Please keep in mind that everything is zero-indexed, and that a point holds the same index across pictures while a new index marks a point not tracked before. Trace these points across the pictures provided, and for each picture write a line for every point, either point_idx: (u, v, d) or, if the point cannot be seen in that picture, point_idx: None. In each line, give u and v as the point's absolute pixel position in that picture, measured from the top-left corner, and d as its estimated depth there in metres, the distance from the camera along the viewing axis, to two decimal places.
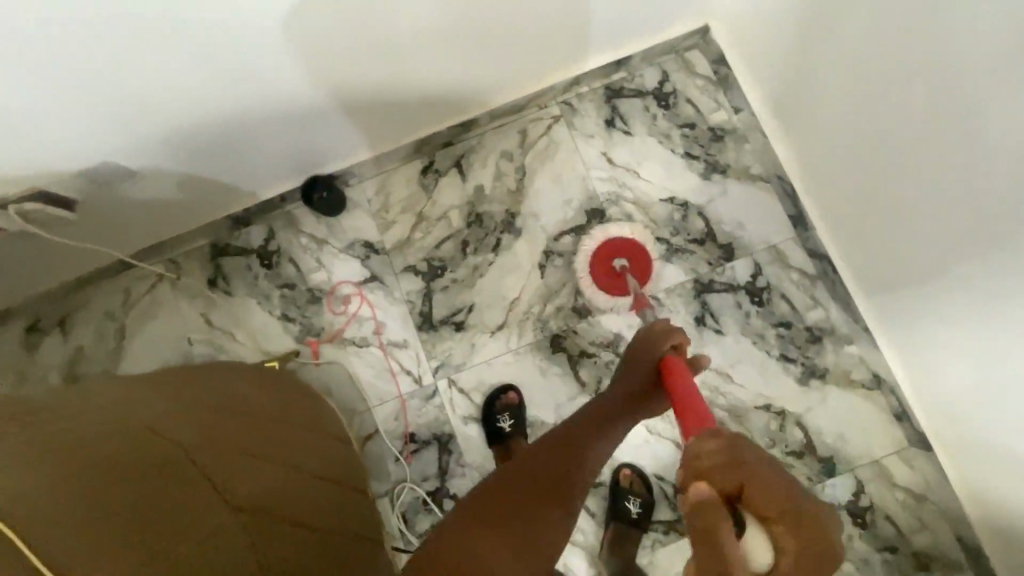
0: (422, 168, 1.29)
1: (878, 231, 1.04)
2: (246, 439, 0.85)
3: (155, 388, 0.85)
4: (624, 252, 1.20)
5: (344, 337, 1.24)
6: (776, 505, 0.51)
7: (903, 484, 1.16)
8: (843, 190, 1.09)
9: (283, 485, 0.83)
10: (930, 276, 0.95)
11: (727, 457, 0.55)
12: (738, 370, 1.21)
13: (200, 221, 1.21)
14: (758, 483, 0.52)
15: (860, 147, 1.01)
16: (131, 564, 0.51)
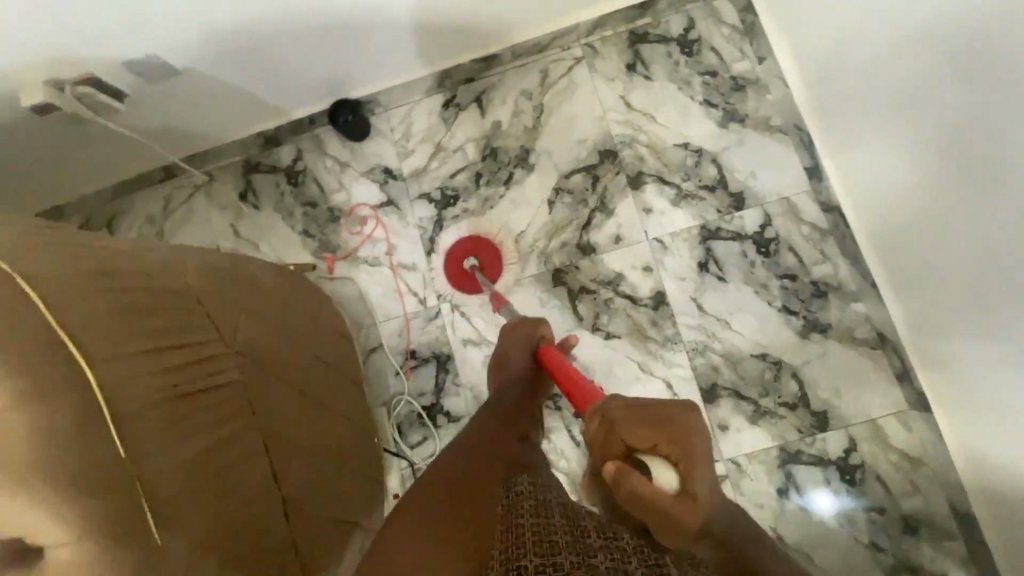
0: (444, 102, 1.34)
1: (896, 181, 1.02)
2: (270, 349, 0.81)
3: (188, 265, 0.75)
4: (481, 252, 1.27)
5: (357, 256, 1.32)
6: (647, 436, 0.62)
7: (899, 446, 1.14)
8: (863, 139, 1.08)
9: (295, 369, 0.85)
10: (943, 228, 0.94)
11: (606, 426, 0.66)
12: (737, 318, 1.20)
13: (236, 136, 1.31)
14: (628, 425, 0.64)
15: (882, 93, 0.99)
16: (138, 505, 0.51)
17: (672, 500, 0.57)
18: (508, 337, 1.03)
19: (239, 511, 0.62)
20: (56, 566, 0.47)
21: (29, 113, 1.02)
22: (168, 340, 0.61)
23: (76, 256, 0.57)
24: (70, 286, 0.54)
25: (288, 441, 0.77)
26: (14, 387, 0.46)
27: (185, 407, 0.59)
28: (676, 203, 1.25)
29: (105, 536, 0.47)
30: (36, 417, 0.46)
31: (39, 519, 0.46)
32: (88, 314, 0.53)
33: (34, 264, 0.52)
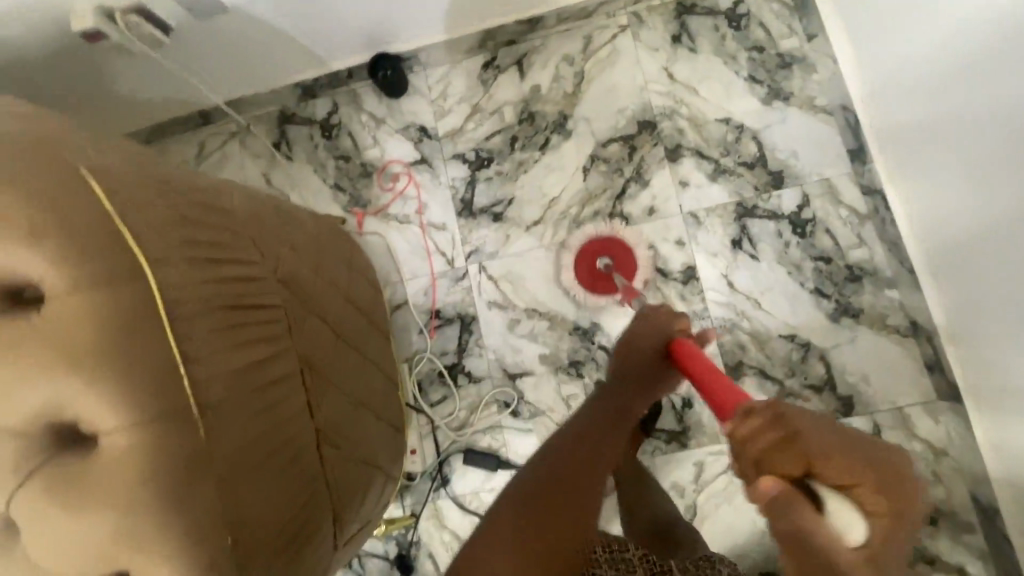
0: (483, 63, 1.33)
1: (944, 165, 1.00)
2: (306, 284, 0.79)
3: (231, 191, 0.74)
4: (613, 251, 1.19)
5: (388, 213, 1.31)
6: (850, 470, 0.43)
7: (923, 436, 1.12)
8: (912, 121, 1.06)
9: (329, 310, 0.84)
10: (989, 213, 0.92)
11: (778, 430, 0.48)
12: (767, 298, 1.19)
13: (275, 85, 1.31)
14: (821, 441, 0.45)
15: (933, 75, 0.97)
16: (184, 408, 0.49)
17: (854, 560, 0.42)
18: (641, 322, 0.94)
19: (274, 438, 0.60)
20: (111, 454, 0.47)
21: (78, 39, 1.03)
22: (219, 252, 0.59)
23: (127, 157, 0.56)
24: (125, 182, 0.52)
25: (319, 381, 0.75)
26: (74, 272, 0.46)
27: (234, 321, 0.57)
28: (713, 177, 1.23)
29: (156, 429, 0.47)
30: (96, 303, 0.46)
31: (91, 402, 0.46)
32: (143, 212, 0.52)
33: (89, 158, 0.51)
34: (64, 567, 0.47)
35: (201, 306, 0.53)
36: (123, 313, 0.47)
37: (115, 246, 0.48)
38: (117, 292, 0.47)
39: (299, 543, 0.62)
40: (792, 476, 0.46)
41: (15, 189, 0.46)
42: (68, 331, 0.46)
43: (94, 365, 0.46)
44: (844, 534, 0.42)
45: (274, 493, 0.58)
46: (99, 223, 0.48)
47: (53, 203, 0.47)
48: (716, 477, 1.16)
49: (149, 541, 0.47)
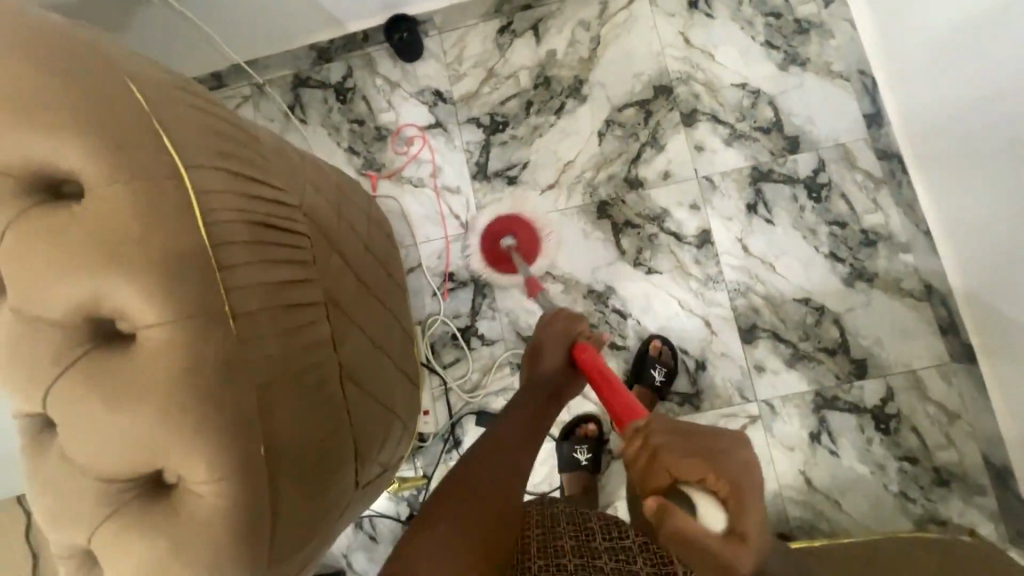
0: (499, 28, 1.32)
1: (958, 150, 1.02)
2: (329, 223, 0.80)
3: (256, 125, 0.74)
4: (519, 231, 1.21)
5: (402, 176, 1.31)
6: (694, 468, 0.54)
7: (936, 399, 1.12)
8: (929, 96, 1.06)
9: (349, 251, 0.84)
10: (996, 189, 0.95)
11: (647, 454, 0.59)
12: (782, 262, 1.19)
13: (281, 48, 1.30)
14: (672, 453, 0.56)
15: (950, 55, 0.98)
16: (218, 313, 0.49)
17: (722, 543, 0.50)
18: (545, 329, 1.00)
19: (301, 357, 0.59)
20: (149, 349, 0.47)
21: None
22: (252, 173, 0.60)
23: (162, 72, 0.56)
24: (164, 92, 0.53)
25: (342, 316, 0.76)
26: (114, 164, 0.47)
27: (267, 238, 0.58)
28: (728, 142, 1.23)
29: (195, 326, 0.47)
30: (136, 196, 0.47)
31: (130, 292, 0.46)
32: (179, 121, 0.52)
33: (130, 66, 0.52)
34: (102, 461, 0.47)
35: (233, 217, 0.53)
36: (164, 209, 0.47)
37: (155, 146, 0.49)
38: (158, 187, 0.48)
39: (326, 468, 0.62)
40: (665, 490, 0.56)
41: (58, 80, 0.47)
42: (109, 221, 0.46)
43: (135, 255, 0.46)
44: (708, 522, 0.51)
45: (302, 412, 0.58)
46: (140, 124, 0.48)
47: (95, 98, 0.47)
48: None
49: (187, 437, 0.47)
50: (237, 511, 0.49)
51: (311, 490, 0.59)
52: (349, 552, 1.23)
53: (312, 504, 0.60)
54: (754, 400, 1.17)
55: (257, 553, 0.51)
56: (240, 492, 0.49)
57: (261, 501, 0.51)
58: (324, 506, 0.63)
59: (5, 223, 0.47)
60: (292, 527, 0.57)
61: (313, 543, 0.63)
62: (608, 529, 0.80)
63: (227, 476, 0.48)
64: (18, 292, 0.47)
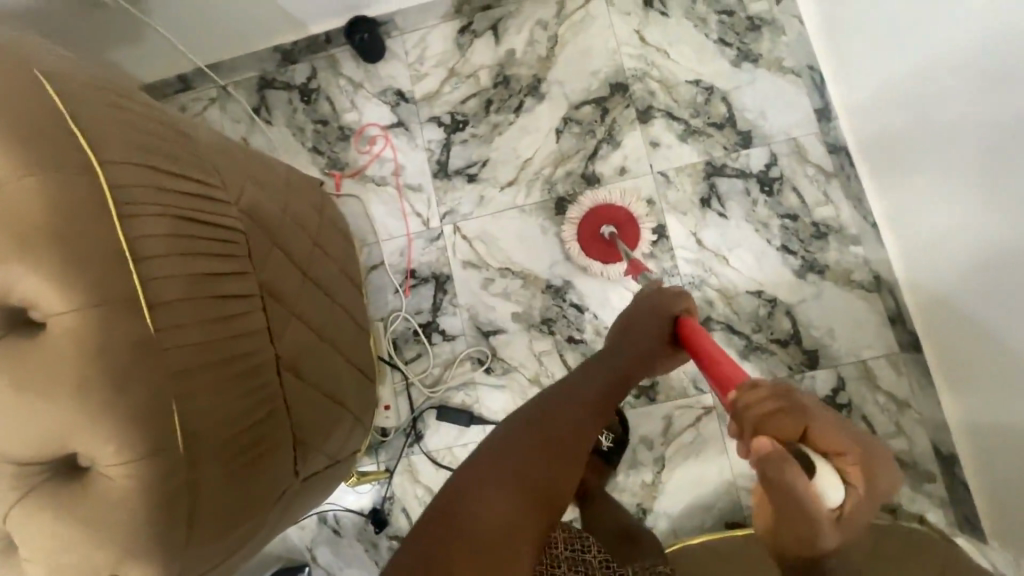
0: (459, 28, 1.35)
1: (935, 135, 0.94)
2: (272, 219, 0.82)
3: (194, 125, 0.76)
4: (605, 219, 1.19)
5: (365, 175, 1.33)
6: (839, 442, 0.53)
7: (885, 388, 1.14)
8: (896, 79, 1.00)
9: (294, 247, 0.86)
10: (939, 179, 0.96)
11: (780, 401, 0.55)
12: (735, 255, 1.21)
13: (251, 49, 1.33)
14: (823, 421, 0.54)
15: (893, 50, 1.00)
16: (130, 304, 0.51)
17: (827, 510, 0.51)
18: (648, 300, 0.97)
19: (231, 347, 0.61)
20: (59, 336, 0.49)
21: None
22: (179, 168, 0.61)
23: (85, 72, 0.58)
24: (85, 93, 0.55)
25: (282, 309, 0.78)
26: (20, 158, 0.48)
27: (194, 231, 0.59)
28: (683, 138, 1.25)
29: (105, 313, 0.49)
30: (44, 189, 0.49)
31: (38, 281, 0.48)
32: (96, 119, 0.54)
33: (50, 69, 0.54)
34: (16, 444, 0.49)
35: (155, 212, 0.55)
36: (70, 202, 0.49)
37: (69, 143, 0.51)
38: (68, 181, 0.49)
39: (257, 452, 0.63)
40: (787, 443, 0.54)
41: None
42: (16, 214, 0.48)
43: (42, 246, 0.48)
44: (826, 494, 0.51)
45: (231, 397, 0.60)
46: (52, 123, 0.50)
47: (11, 97, 0.49)
48: (685, 431, 1.18)
49: (97, 420, 0.49)
50: (150, 492, 0.51)
51: (240, 471, 0.61)
52: (314, 546, 1.25)
53: (242, 489, 0.61)
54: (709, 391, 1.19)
55: (173, 533, 0.53)
56: (154, 475, 0.51)
57: (177, 484, 0.53)
58: (257, 490, 0.64)
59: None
60: (220, 509, 0.58)
61: (246, 526, 0.65)
62: (569, 539, 0.83)
63: (138, 458, 0.50)
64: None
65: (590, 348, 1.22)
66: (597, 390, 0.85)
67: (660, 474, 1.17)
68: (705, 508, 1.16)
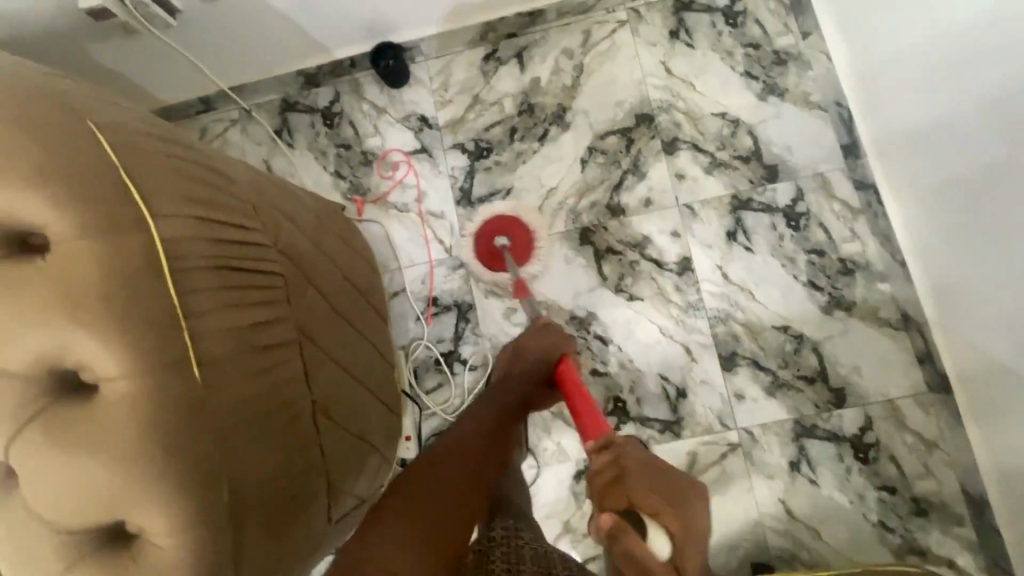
0: (484, 55, 1.34)
1: (951, 157, 0.97)
2: (305, 255, 0.80)
3: (232, 162, 0.75)
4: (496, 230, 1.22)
5: (388, 200, 1.32)
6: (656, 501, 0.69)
7: (914, 428, 1.13)
8: (930, 122, 1.00)
9: (325, 282, 0.85)
10: (972, 226, 0.95)
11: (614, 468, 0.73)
12: (761, 290, 1.20)
13: (275, 72, 1.32)
14: (637, 486, 0.70)
15: (925, 94, 1.00)
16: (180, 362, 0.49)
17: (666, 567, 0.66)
18: (534, 336, 1.06)
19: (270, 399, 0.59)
20: (110, 398, 0.48)
21: (86, 17, 1.04)
22: (223, 214, 0.60)
23: (132, 116, 0.57)
24: (137, 142, 0.54)
25: (317, 349, 0.76)
26: (78, 219, 0.47)
27: (238, 280, 0.58)
28: (709, 171, 1.25)
29: (155, 376, 0.48)
30: (98, 250, 0.47)
31: (94, 344, 0.47)
32: (149, 170, 0.53)
33: (104, 118, 0.53)
34: (64, 511, 0.48)
35: (205, 265, 0.54)
36: (130, 261, 0.48)
37: (125, 201, 0.50)
38: (126, 241, 0.49)
39: (295, 509, 0.61)
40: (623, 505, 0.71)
41: (34, 140, 0.48)
42: (79, 275, 0.47)
43: (103, 310, 0.47)
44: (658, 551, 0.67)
45: (270, 451, 0.57)
46: (109, 180, 0.50)
47: (72, 153, 0.49)
48: (710, 467, 1.17)
49: (145, 485, 0.48)
50: (199, 557, 0.49)
51: (281, 528, 0.58)
52: None
53: (282, 547, 0.59)
54: (734, 428, 1.17)
55: None
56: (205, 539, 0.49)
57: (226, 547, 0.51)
58: (296, 546, 0.62)
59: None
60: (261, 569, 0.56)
61: None
62: None
63: (184, 524, 0.49)
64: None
65: (613, 381, 1.21)
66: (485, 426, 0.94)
67: None
68: (731, 547, 1.13)
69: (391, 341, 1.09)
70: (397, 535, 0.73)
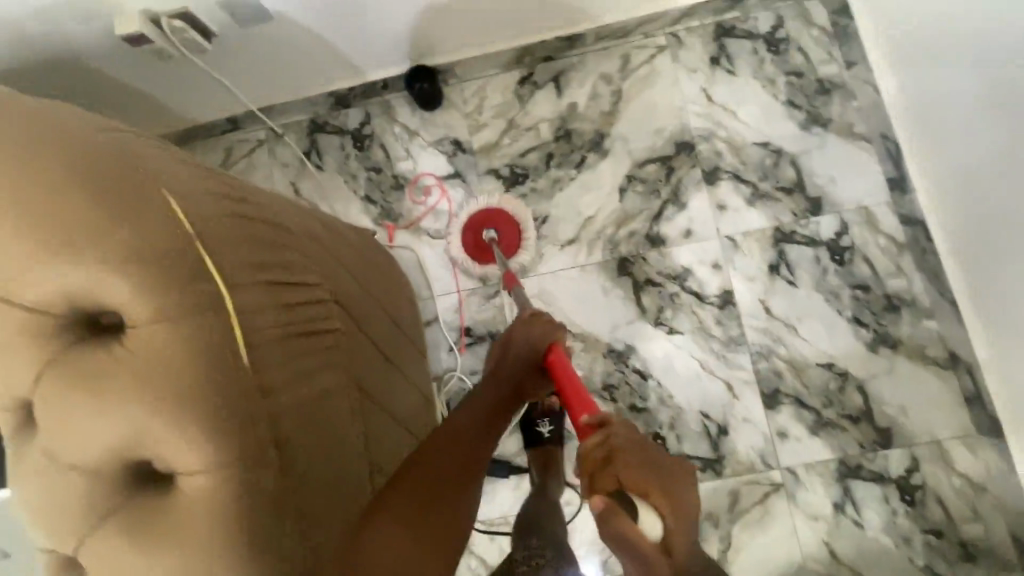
0: (519, 79, 1.31)
1: (1005, 200, 0.93)
2: (360, 303, 0.80)
3: (294, 210, 0.75)
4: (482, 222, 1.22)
5: (420, 226, 1.29)
6: (646, 483, 0.53)
7: (961, 470, 1.11)
8: (984, 163, 0.96)
9: (378, 328, 0.85)
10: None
11: (604, 449, 0.55)
12: (804, 325, 1.17)
13: (306, 93, 1.28)
14: (629, 468, 0.53)
15: (979, 134, 0.96)
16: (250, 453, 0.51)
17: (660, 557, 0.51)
18: (522, 327, 0.85)
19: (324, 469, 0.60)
20: (185, 489, 0.50)
21: (122, 43, 1.01)
22: (287, 275, 0.62)
23: (201, 177, 0.58)
24: (206, 207, 0.55)
25: (370, 401, 0.77)
26: (159, 314, 0.49)
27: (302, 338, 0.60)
28: (751, 202, 1.22)
29: (230, 471, 0.50)
30: (178, 338, 0.49)
31: (176, 441, 0.49)
32: (219, 245, 0.54)
33: (174, 181, 0.54)
34: None
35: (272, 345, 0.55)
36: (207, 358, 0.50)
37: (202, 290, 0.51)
38: (202, 336, 0.50)
39: None
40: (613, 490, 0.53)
41: (112, 234, 0.48)
42: (161, 373, 0.48)
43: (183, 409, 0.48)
44: (650, 536, 0.52)
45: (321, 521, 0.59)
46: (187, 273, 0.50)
47: (154, 226, 0.50)
48: (752, 508, 1.14)
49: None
50: None
51: None
52: None
53: None
54: (777, 467, 1.14)
55: None
56: None
57: None
58: None
59: (42, 362, 0.50)
60: None
61: None
62: None
63: None
64: (54, 426, 0.50)
65: (653, 417, 1.18)
66: (473, 418, 0.77)
67: (727, 553, 1.12)
68: None
69: (425, 366, 1.04)
70: (377, 549, 0.58)
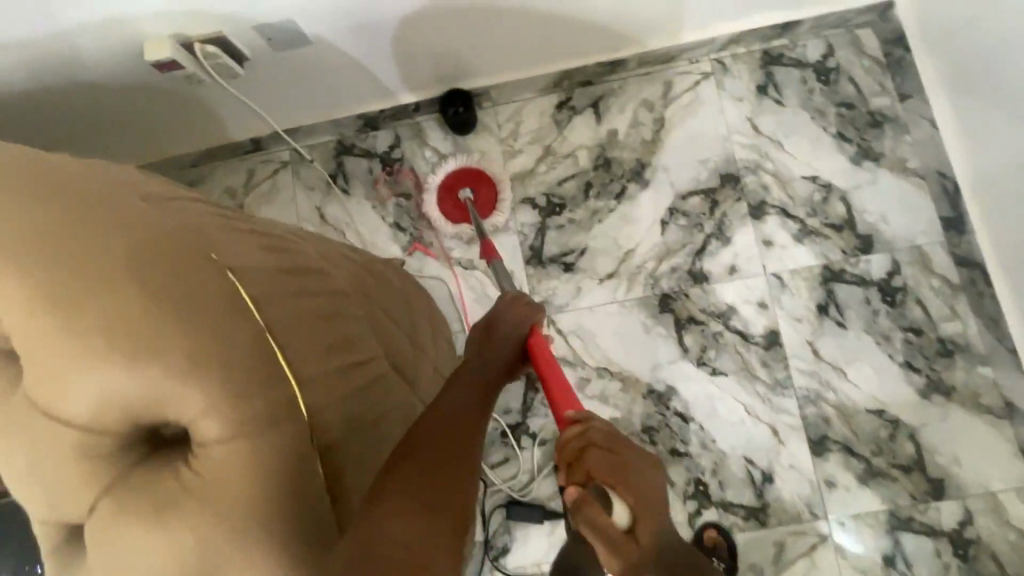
0: (557, 103, 1.26)
1: None
2: (421, 365, 0.84)
3: (366, 280, 0.80)
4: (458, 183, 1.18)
5: (451, 256, 1.23)
6: (614, 470, 0.58)
7: (1017, 524, 1.06)
8: None
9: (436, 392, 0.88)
10: None
11: (582, 441, 0.62)
12: (854, 369, 1.13)
13: (333, 117, 1.21)
14: (600, 460, 0.59)
15: None
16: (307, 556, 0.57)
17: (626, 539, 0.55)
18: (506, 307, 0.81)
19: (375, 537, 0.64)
20: None
21: (150, 66, 0.96)
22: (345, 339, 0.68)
23: (269, 266, 0.65)
24: (274, 293, 0.63)
25: None
26: (231, 444, 0.55)
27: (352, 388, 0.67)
28: (799, 238, 1.17)
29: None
30: (243, 452, 0.55)
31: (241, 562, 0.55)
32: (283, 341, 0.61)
33: (244, 271, 0.62)
34: None
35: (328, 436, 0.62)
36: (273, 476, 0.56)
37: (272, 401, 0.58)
38: (268, 451, 0.56)
39: None
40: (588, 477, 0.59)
41: (188, 371, 0.55)
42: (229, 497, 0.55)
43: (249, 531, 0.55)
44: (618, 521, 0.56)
45: None
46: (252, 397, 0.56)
47: (226, 319, 0.57)
48: (798, 559, 1.09)
49: None
50: None
51: None
52: None
53: None
54: (824, 518, 1.10)
55: None
56: None
57: None
58: None
59: (106, 487, 0.56)
60: None
61: None
62: None
63: None
64: (111, 557, 0.55)
65: (695, 463, 1.13)
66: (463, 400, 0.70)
67: None
68: None
69: None
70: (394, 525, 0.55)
